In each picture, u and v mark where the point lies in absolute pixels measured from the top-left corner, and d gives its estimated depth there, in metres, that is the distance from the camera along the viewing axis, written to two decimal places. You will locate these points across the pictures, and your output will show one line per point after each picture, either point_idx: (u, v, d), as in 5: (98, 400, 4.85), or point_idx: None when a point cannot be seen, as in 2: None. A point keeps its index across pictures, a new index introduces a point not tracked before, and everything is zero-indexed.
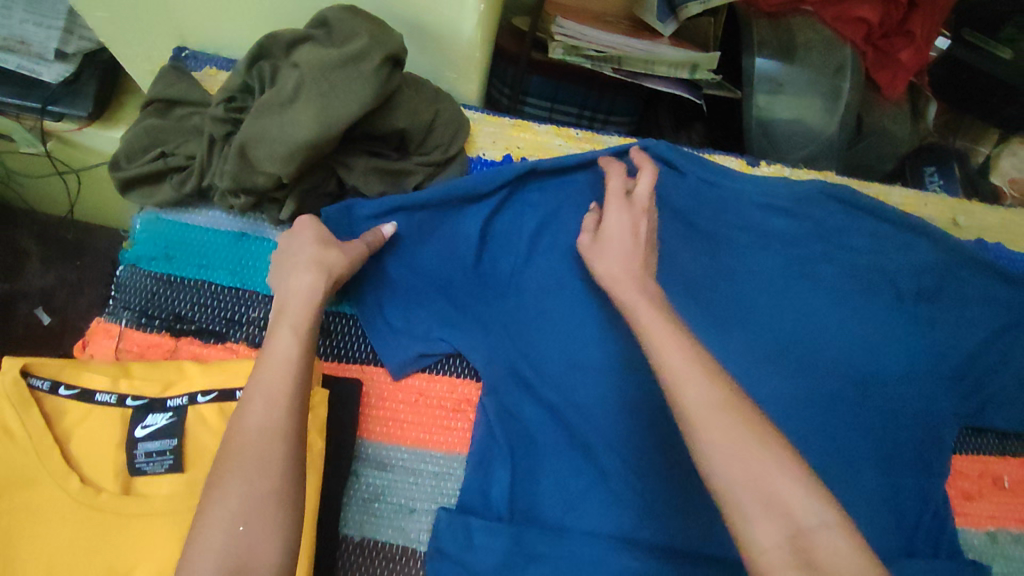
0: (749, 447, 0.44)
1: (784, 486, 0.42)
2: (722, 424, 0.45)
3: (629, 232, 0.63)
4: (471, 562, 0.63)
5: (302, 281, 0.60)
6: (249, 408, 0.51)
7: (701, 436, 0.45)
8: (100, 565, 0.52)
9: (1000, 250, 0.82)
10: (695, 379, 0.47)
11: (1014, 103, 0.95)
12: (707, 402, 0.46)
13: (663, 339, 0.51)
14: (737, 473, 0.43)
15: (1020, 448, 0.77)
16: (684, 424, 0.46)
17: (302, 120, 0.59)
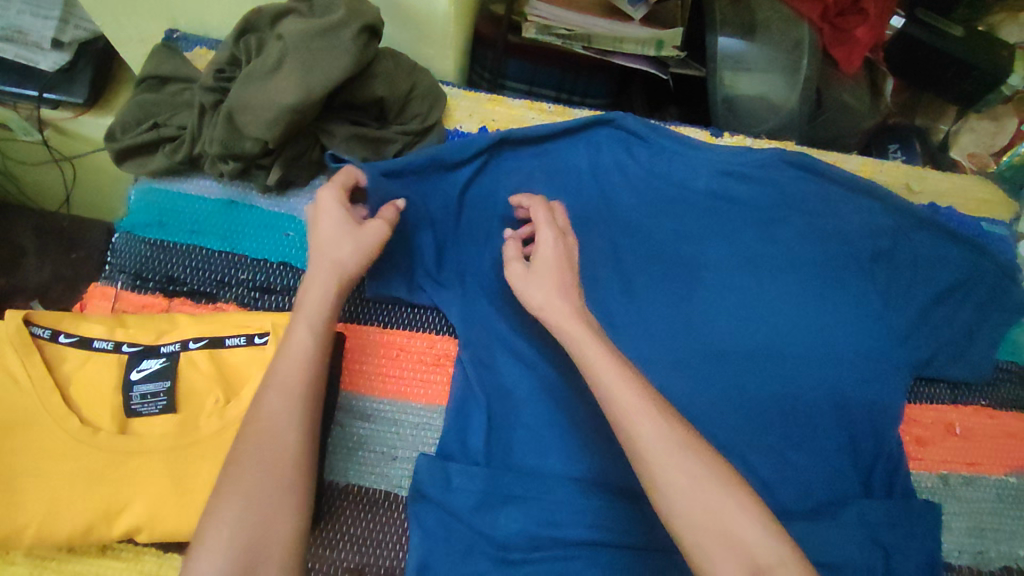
0: (704, 481, 0.48)
1: (736, 519, 0.47)
2: (677, 461, 0.49)
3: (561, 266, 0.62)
4: (450, 502, 0.67)
5: (320, 274, 0.59)
6: (268, 402, 0.52)
7: (659, 471, 0.49)
8: (100, 494, 0.56)
9: (950, 214, 0.88)
10: (652, 420, 0.51)
11: (965, 78, 1.01)
12: (664, 442, 0.50)
13: (629, 380, 0.53)
14: (697, 516, 0.47)
15: (969, 397, 0.81)
16: (643, 466, 0.50)
17: (286, 86, 0.64)
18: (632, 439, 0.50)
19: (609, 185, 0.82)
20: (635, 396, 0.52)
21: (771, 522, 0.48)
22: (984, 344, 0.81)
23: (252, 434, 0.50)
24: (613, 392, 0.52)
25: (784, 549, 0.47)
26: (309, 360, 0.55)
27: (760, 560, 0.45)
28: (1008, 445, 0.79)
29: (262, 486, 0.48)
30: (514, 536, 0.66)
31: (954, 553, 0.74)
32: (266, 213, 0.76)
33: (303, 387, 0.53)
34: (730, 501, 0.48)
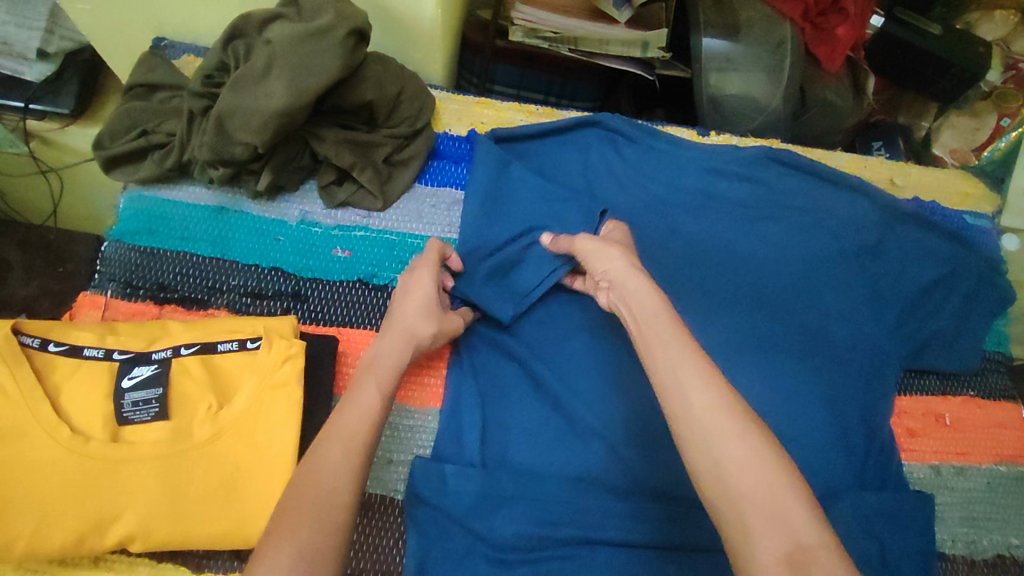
0: (747, 450, 0.45)
1: (783, 495, 0.44)
2: (726, 425, 0.47)
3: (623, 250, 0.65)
4: (446, 504, 0.67)
5: (393, 344, 0.62)
6: (327, 454, 0.51)
7: (710, 438, 0.46)
8: (93, 504, 0.56)
9: (936, 207, 0.89)
10: (698, 384, 0.49)
11: (944, 75, 1.02)
12: (715, 404, 0.48)
13: (682, 356, 0.51)
14: (745, 486, 0.44)
15: (959, 388, 0.82)
16: (692, 428, 0.47)
17: (276, 90, 0.64)
18: (679, 400, 0.49)
19: (600, 185, 0.83)
20: (696, 364, 0.50)
21: (814, 502, 0.44)
22: (972, 336, 0.83)
23: (307, 487, 0.49)
24: (668, 355, 0.52)
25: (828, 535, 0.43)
26: (370, 417, 0.55)
27: (803, 540, 0.42)
28: (997, 435, 0.80)
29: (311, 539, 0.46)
30: (513, 537, 0.65)
31: (947, 542, 0.75)
32: (256, 218, 0.76)
33: (364, 443, 0.53)
34: (778, 476, 0.45)
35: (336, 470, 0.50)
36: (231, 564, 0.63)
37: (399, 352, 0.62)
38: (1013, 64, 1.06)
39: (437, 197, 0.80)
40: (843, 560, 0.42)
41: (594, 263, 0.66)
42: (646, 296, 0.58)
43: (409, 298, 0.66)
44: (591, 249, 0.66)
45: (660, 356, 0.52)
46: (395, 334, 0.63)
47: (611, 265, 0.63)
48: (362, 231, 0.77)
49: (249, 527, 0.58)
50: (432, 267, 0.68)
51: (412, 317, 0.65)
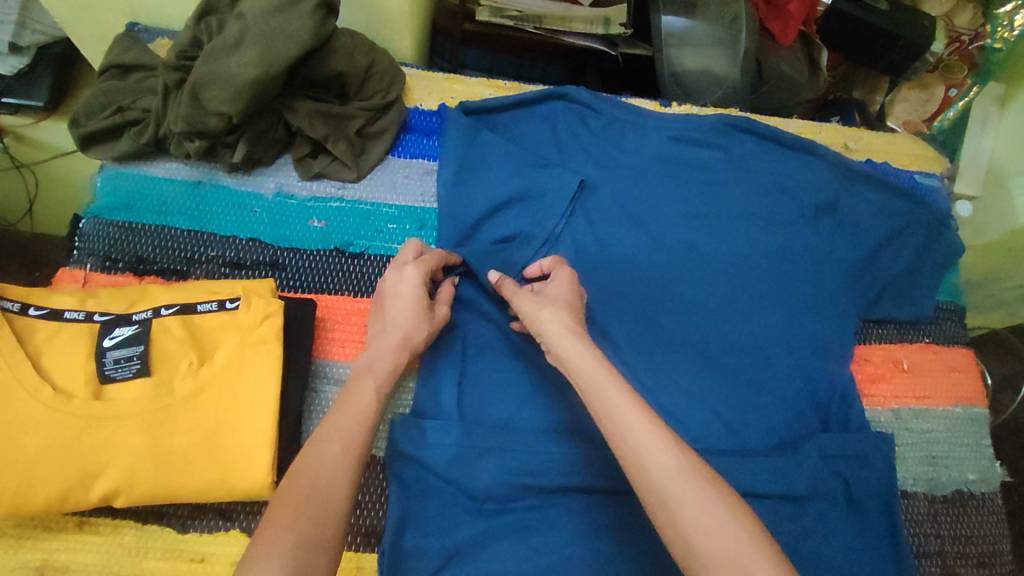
0: (710, 511, 0.46)
1: (750, 555, 0.44)
2: (689, 493, 0.47)
3: (566, 332, 0.61)
4: (427, 457, 0.68)
5: (384, 352, 0.65)
6: (327, 450, 0.54)
7: (674, 502, 0.47)
8: (76, 459, 0.57)
9: (887, 168, 0.94)
10: (654, 446, 0.50)
11: (893, 48, 1.07)
12: (672, 468, 0.48)
13: (639, 430, 0.51)
14: (712, 550, 0.44)
15: (915, 335, 0.86)
16: (655, 496, 0.48)
17: (248, 61, 0.66)
18: (643, 471, 0.49)
19: (568, 154, 0.86)
20: (646, 428, 0.51)
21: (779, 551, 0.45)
22: (924, 286, 0.87)
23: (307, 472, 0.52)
24: (628, 429, 0.51)
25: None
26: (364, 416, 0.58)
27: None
28: (951, 378, 0.84)
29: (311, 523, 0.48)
30: (491, 488, 0.67)
31: (909, 481, 0.78)
32: (233, 191, 0.77)
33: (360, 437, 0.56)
34: (744, 535, 0.45)
35: (334, 469, 0.53)
36: (216, 522, 0.64)
37: (395, 356, 0.65)
38: (957, 37, 1.10)
39: (410, 168, 0.83)
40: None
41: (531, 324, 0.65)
42: (590, 366, 0.57)
43: (399, 303, 0.68)
44: (528, 309, 0.65)
45: (618, 426, 0.52)
46: (391, 341, 0.66)
47: (548, 325, 0.62)
48: (337, 202, 0.79)
49: (233, 479, 0.59)
50: (422, 271, 0.69)
51: (404, 324, 0.67)
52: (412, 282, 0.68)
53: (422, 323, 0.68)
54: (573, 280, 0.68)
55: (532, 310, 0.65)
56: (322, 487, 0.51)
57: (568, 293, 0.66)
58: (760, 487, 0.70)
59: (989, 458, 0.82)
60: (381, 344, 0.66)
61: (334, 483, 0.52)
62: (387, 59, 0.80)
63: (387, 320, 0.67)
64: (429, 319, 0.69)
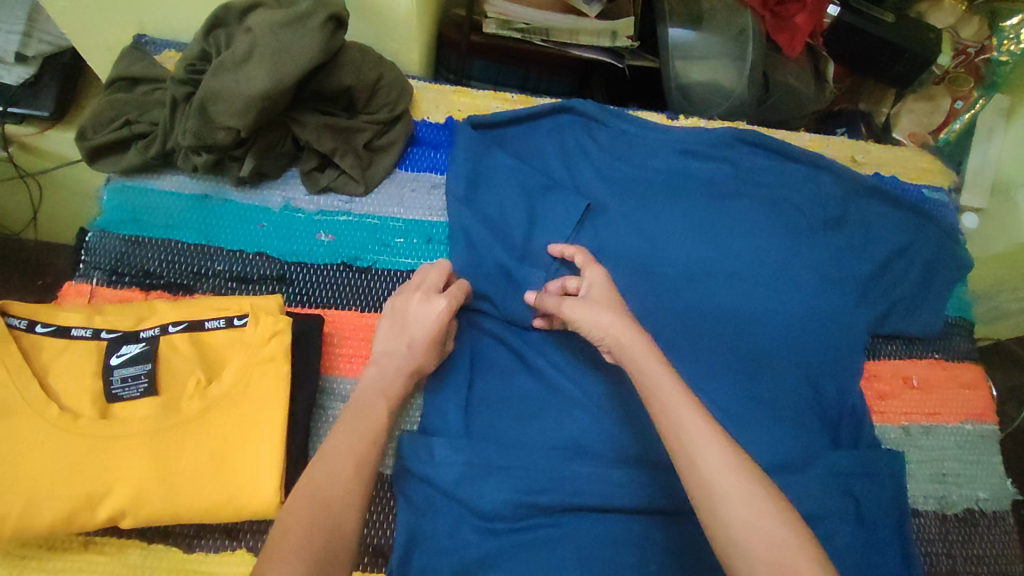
0: (755, 510, 0.47)
1: (795, 553, 0.44)
2: (735, 487, 0.48)
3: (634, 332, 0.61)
4: (435, 476, 0.68)
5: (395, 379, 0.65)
6: (336, 462, 0.55)
7: (721, 502, 0.48)
8: (83, 481, 0.56)
9: (895, 182, 0.93)
10: (708, 442, 0.51)
11: (901, 61, 1.07)
12: (721, 463, 0.50)
13: (697, 430, 0.52)
14: (756, 548, 0.45)
15: (924, 351, 0.86)
16: (701, 489, 0.49)
17: (257, 75, 0.66)
18: (694, 467, 0.50)
19: (575, 166, 0.86)
20: (699, 424, 0.52)
21: (822, 553, 0.45)
22: (933, 301, 0.87)
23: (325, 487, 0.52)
24: (681, 425, 0.52)
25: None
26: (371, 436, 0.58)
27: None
28: (962, 395, 0.84)
29: (325, 541, 0.49)
30: (502, 507, 0.67)
31: (920, 499, 0.78)
32: (239, 205, 0.77)
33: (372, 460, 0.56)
34: (787, 537, 0.46)
35: (339, 486, 0.53)
36: (222, 542, 0.63)
37: (401, 376, 0.65)
38: (963, 49, 1.10)
39: (417, 181, 0.82)
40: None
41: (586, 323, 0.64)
42: (646, 359, 0.58)
43: (418, 327, 0.68)
44: (579, 313, 0.64)
45: (673, 423, 0.53)
46: (403, 367, 0.65)
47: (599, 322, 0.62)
48: (344, 215, 0.79)
49: (241, 499, 0.58)
50: (451, 304, 0.69)
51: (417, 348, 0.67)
52: (438, 313, 0.68)
53: (432, 352, 0.68)
54: (609, 280, 0.69)
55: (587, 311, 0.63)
56: (332, 500, 0.52)
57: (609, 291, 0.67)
58: None
59: (999, 476, 0.81)
60: (384, 366, 0.66)
61: (344, 503, 0.52)
62: (395, 71, 0.79)
63: (406, 342, 0.67)
64: (438, 352, 0.69)
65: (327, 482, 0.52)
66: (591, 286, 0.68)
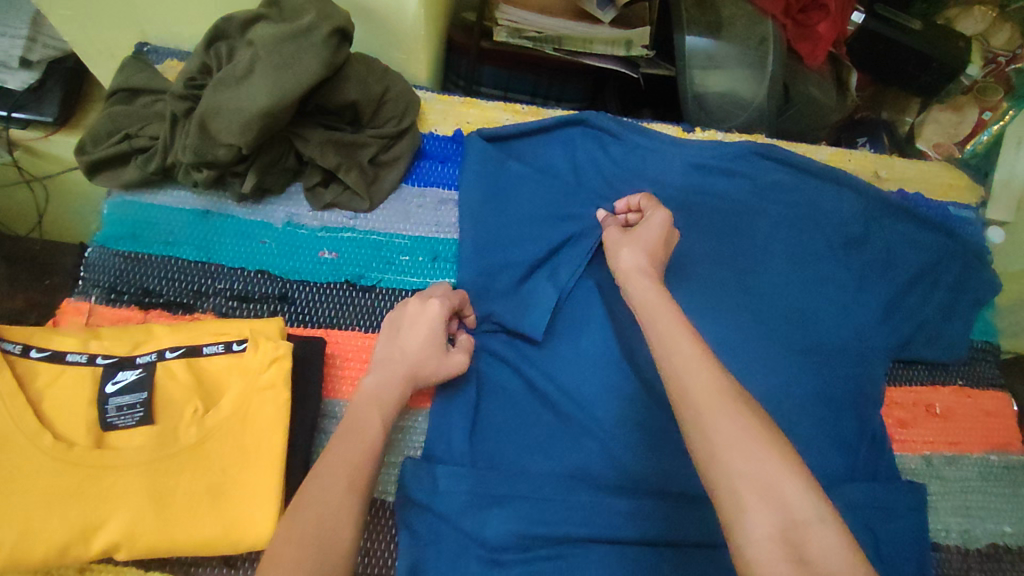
0: (739, 429, 0.46)
1: (777, 471, 0.44)
2: (721, 405, 0.48)
3: (638, 271, 0.64)
4: (439, 505, 0.66)
5: (392, 386, 0.62)
6: (330, 480, 0.52)
7: (705, 417, 0.47)
8: (74, 515, 0.54)
9: (919, 199, 0.90)
10: (695, 366, 0.51)
11: (926, 70, 1.03)
12: (709, 383, 0.49)
13: (687, 354, 0.52)
14: (739, 464, 0.45)
15: (947, 378, 0.83)
16: (688, 406, 0.49)
17: (259, 90, 0.64)
18: (681, 385, 0.50)
19: (587, 179, 0.83)
20: (689, 346, 0.52)
21: (807, 473, 0.45)
22: (957, 325, 0.83)
23: (319, 508, 0.50)
24: (671, 346, 0.53)
25: (824, 509, 0.43)
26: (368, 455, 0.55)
27: (798, 516, 0.42)
28: (986, 424, 0.81)
29: (315, 565, 0.47)
30: (506, 536, 0.65)
31: (941, 533, 0.75)
32: (241, 222, 0.75)
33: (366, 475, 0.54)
34: (771, 452, 0.45)
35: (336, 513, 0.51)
36: (219, 572, 0.62)
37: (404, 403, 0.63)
38: (994, 58, 1.06)
39: (424, 197, 0.80)
40: (837, 528, 0.42)
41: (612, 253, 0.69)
42: (652, 296, 0.60)
43: (413, 335, 0.66)
44: (614, 243, 0.70)
45: (663, 346, 0.54)
46: (396, 371, 0.63)
47: (624, 262, 0.66)
48: (348, 232, 0.76)
49: (238, 533, 0.57)
50: (445, 304, 0.67)
51: (412, 351, 0.65)
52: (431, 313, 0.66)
53: (430, 361, 0.65)
54: (666, 225, 0.69)
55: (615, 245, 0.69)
56: (328, 525, 0.49)
57: (658, 237, 0.68)
58: None
59: None
60: None
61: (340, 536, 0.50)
62: (402, 83, 0.77)
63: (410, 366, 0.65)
64: (440, 363, 0.66)
65: (320, 502, 0.50)
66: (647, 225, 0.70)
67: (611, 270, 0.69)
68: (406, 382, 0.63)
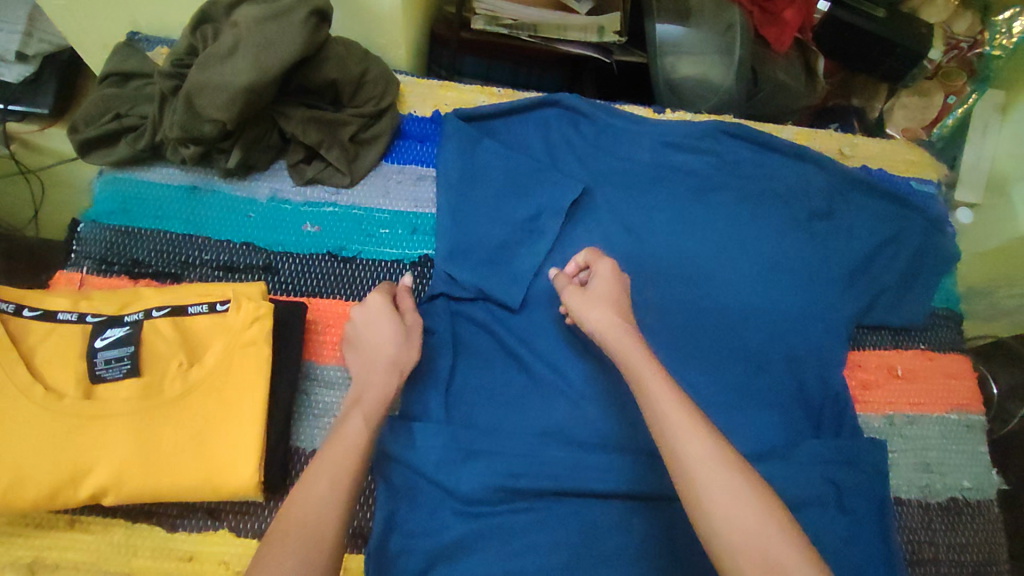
0: (736, 499, 0.49)
1: (771, 539, 0.47)
2: (715, 477, 0.50)
3: (617, 328, 0.64)
4: (415, 459, 0.69)
5: (381, 381, 0.63)
6: (316, 484, 0.54)
7: (703, 488, 0.50)
8: (66, 461, 0.57)
9: (883, 174, 0.93)
10: (690, 432, 0.53)
11: (891, 56, 1.07)
12: (703, 452, 0.52)
13: (681, 421, 0.54)
14: (736, 535, 0.48)
15: (909, 342, 0.86)
16: (686, 480, 0.51)
17: (241, 67, 0.67)
18: (677, 458, 0.52)
19: (561, 156, 0.87)
20: (677, 409, 0.55)
21: (805, 543, 0.48)
22: (920, 292, 0.87)
23: (302, 509, 0.52)
24: (665, 420, 0.55)
25: (822, 574, 0.46)
26: (354, 446, 0.57)
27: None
28: (947, 385, 0.84)
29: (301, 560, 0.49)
30: (480, 491, 0.68)
31: (903, 488, 0.78)
32: (227, 197, 0.79)
33: (348, 471, 0.55)
34: (764, 517, 0.49)
35: None
36: (203, 523, 0.66)
37: (385, 382, 0.64)
38: (955, 45, 1.11)
39: (403, 173, 0.83)
40: None
41: (581, 311, 0.67)
42: (635, 359, 0.60)
43: (377, 332, 0.67)
44: (575, 302, 0.68)
45: (654, 407, 0.56)
46: (378, 371, 0.64)
47: (597, 322, 0.65)
48: (330, 207, 0.80)
49: (220, 479, 0.60)
50: (382, 294, 0.69)
51: (384, 348, 0.66)
52: (380, 306, 0.69)
53: (401, 340, 0.67)
54: (616, 269, 0.69)
55: (584, 300, 0.67)
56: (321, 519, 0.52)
57: (616, 287, 0.68)
58: None
59: (983, 465, 0.81)
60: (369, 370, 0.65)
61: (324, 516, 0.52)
62: (379, 64, 0.81)
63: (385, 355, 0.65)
64: (405, 334, 0.67)
65: None
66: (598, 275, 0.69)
67: (583, 332, 0.68)
68: (389, 372, 0.64)
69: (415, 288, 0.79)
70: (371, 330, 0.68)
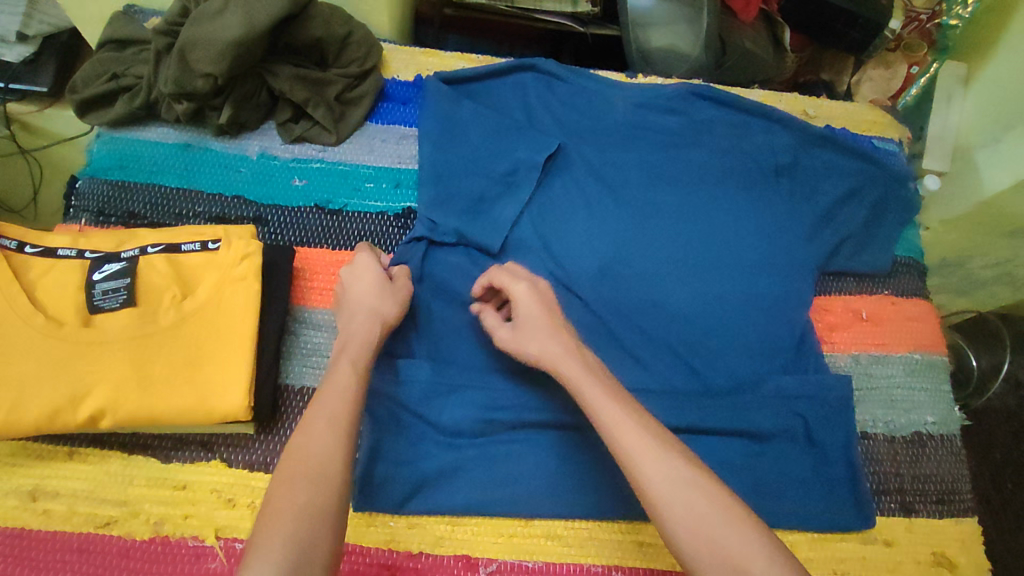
0: (702, 510, 0.50)
1: (739, 550, 0.48)
2: (679, 494, 0.51)
3: (563, 360, 0.63)
4: (400, 392, 0.72)
5: (362, 328, 0.66)
6: (316, 427, 0.56)
7: (669, 508, 0.51)
8: (65, 382, 0.61)
9: (845, 133, 0.98)
10: (649, 453, 0.54)
11: (854, 26, 1.10)
12: (663, 471, 0.53)
13: (639, 444, 0.55)
14: (704, 554, 0.49)
15: (874, 288, 0.90)
16: (650, 501, 0.52)
17: (231, 23, 0.71)
18: (641, 483, 0.53)
19: (536, 116, 0.91)
20: (637, 431, 0.56)
21: (772, 545, 0.49)
22: (882, 240, 0.91)
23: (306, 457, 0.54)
24: (624, 444, 0.55)
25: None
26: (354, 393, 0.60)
27: None
28: (911, 327, 0.88)
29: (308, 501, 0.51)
30: (461, 422, 0.72)
31: (869, 424, 0.82)
32: (219, 153, 0.83)
33: (348, 418, 0.58)
34: (734, 529, 0.49)
35: None
36: (197, 454, 0.69)
37: (368, 329, 0.66)
38: (915, 16, 1.13)
39: (387, 133, 0.88)
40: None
41: (523, 346, 0.67)
42: (592, 390, 0.60)
43: (359, 287, 0.70)
44: (510, 342, 0.68)
45: (612, 433, 0.56)
46: (358, 318, 0.67)
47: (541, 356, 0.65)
48: (317, 162, 0.84)
49: (210, 401, 0.63)
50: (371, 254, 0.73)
51: (368, 300, 0.69)
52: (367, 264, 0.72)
53: (385, 298, 0.70)
54: (533, 295, 0.69)
55: (522, 335, 0.67)
56: (323, 461, 0.54)
57: (542, 312, 0.68)
58: (715, 422, 0.76)
59: (947, 402, 0.85)
60: (351, 316, 0.67)
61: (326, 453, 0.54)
62: (362, 27, 0.85)
63: (367, 304, 0.68)
64: (392, 293, 0.70)
65: None
66: (519, 310, 0.69)
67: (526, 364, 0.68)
68: (372, 320, 0.67)
69: (399, 238, 0.83)
70: (354, 282, 0.71)
